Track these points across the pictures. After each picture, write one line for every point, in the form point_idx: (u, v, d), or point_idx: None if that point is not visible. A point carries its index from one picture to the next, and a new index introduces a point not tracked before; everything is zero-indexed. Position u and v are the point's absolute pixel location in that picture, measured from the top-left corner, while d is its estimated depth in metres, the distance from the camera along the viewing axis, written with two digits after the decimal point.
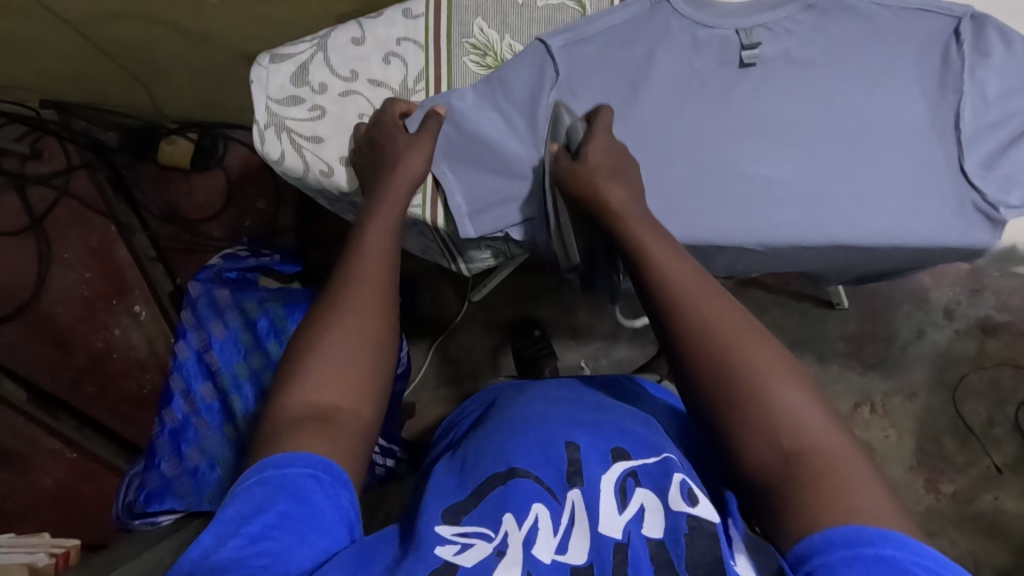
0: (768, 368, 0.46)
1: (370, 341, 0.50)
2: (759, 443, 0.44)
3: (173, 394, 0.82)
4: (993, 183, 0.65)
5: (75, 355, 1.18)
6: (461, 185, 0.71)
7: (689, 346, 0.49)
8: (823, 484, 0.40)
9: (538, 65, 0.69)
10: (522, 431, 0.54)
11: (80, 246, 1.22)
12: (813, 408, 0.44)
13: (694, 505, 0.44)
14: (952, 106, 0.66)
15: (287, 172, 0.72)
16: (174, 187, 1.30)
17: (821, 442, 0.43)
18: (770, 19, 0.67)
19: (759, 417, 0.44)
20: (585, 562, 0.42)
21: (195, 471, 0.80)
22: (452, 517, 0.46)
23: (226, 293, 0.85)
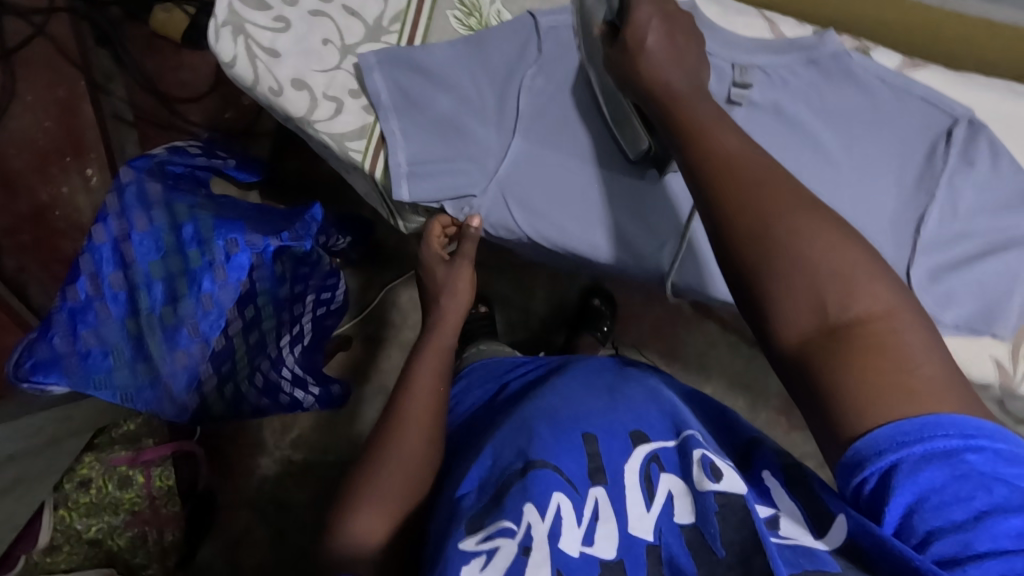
0: (808, 233, 0.41)
1: (402, 484, 0.54)
2: (802, 315, 0.40)
3: (79, 273, 0.80)
4: (932, 297, 0.63)
5: (18, 201, 1.14)
6: (409, 143, 0.67)
7: (730, 217, 0.43)
8: (869, 355, 0.38)
9: (524, 40, 0.68)
10: (535, 425, 0.53)
11: (45, 93, 1.16)
12: (872, 281, 0.40)
13: (720, 480, 0.44)
14: (920, 207, 0.63)
15: (236, 78, 0.66)
16: (162, 58, 1.26)
17: (877, 310, 0.39)
18: (768, 63, 0.63)
19: (803, 290, 0.40)
20: (615, 558, 0.44)
21: (87, 354, 0.80)
22: (475, 524, 0.46)
23: (159, 188, 0.81)
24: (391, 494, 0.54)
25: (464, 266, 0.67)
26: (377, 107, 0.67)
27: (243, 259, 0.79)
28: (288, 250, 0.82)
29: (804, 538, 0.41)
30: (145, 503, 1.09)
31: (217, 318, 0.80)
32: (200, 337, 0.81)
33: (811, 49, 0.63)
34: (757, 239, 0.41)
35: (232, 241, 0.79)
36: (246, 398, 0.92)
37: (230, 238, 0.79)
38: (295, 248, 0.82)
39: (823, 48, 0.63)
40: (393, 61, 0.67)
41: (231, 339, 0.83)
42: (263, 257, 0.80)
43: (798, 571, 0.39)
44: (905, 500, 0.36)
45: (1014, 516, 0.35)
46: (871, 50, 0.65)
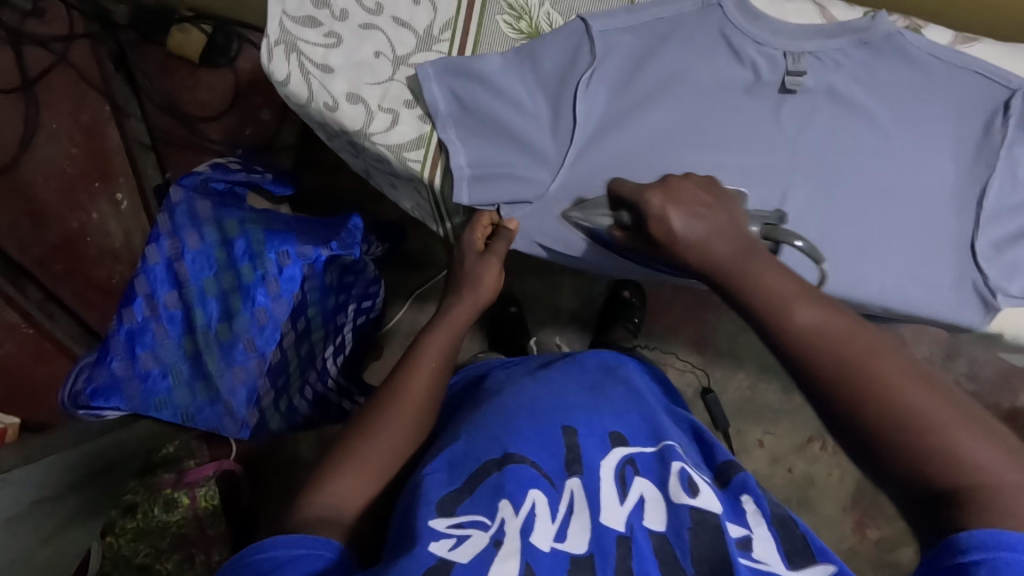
0: (908, 389, 0.42)
1: (391, 450, 0.54)
2: (917, 480, 0.42)
3: (135, 294, 0.81)
4: (998, 268, 0.67)
5: (46, 230, 1.15)
6: (467, 150, 0.69)
7: (823, 384, 0.44)
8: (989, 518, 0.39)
9: (574, 45, 0.67)
10: (517, 416, 0.57)
11: (68, 120, 1.17)
12: (984, 444, 0.41)
13: (694, 496, 0.51)
14: (980, 179, 0.66)
15: (290, 96, 0.68)
16: (179, 78, 1.24)
17: (988, 470, 0.40)
18: (823, 49, 0.65)
19: (913, 463, 0.41)
20: (585, 553, 0.47)
21: (146, 375, 0.80)
22: (447, 508, 0.48)
23: (208, 205, 0.82)
24: (378, 458, 0.53)
25: (491, 263, 0.66)
26: (433, 116, 0.69)
27: (294, 271, 0.80)
28: (337, 259, 0.83)
29: (776, 565, 0.47)
30: (191, 525, 1.05)
31: (272, 332, 0.81)
32: (256, 351, 0.81)
33: (862, 32, 0.64)
34: (858, 398, 0.43)
35: (284, 254, 0.79)
36: (298, 410, 0.92)
37: (281, 250, 0.79)
38: (344, 257, 0.83)
39: (874, 29, 0.64)
40: (450, 74, 0.68)
41: (288, 351, 0.83)
42: (314, 268, 0.81)
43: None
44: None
45: None
46: (922, 28, 0.66)
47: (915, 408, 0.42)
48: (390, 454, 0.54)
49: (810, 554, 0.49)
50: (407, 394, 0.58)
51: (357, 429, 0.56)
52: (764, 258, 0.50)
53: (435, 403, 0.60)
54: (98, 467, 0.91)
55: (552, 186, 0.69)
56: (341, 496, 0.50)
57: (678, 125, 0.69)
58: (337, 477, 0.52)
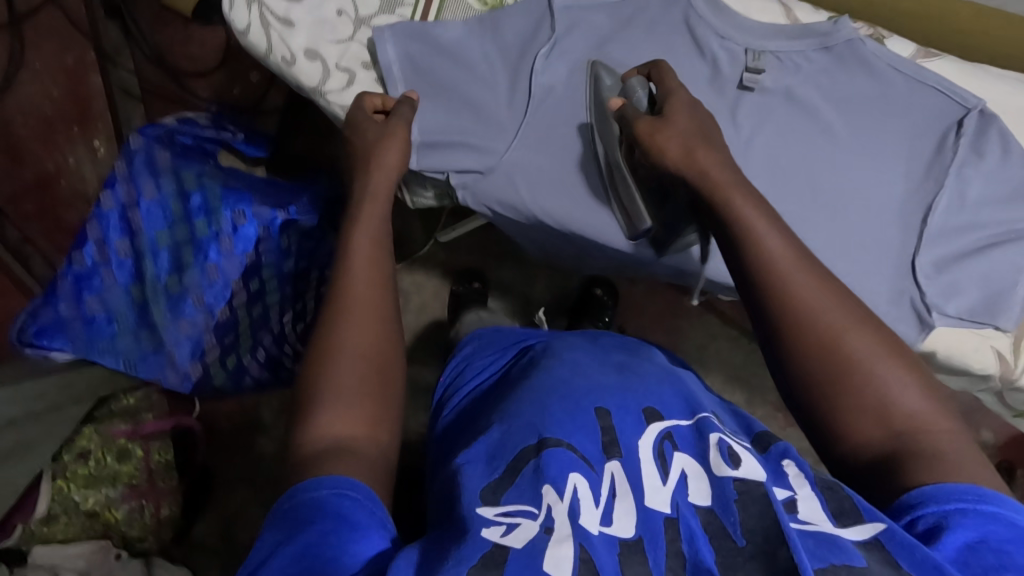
0: (860, 336, 0.49)
1: (369, 358, 0.53)
2: (868, 423, 0.47)
3: (86, 238, 0.80)
4: (939, 286, 0.71)
5: (24, 169, 1.16)
6: (419, 117, 0.70)
7: (800, 344, 0.49)
8: (927, 459, 0.45)
9: (536, 19, 0.71)
10: (549, 402, 0.53)
11: (53, 60, 1.18)
12: (919, 393, 0.47)
13: (738, 467, 0.45)
14: (928, 195, 0.71)
15: (250, 46, 0.69)
16: (170, 31, 1.21)
17: (920, 417, 0.46)
18: (784, 49, 0.71)
19: (866, 406, 0.47)
20: (633, 537, 0.43)
21: (90, 320, 0.80)
22: (490, 497, 0.46)
23: (167, 156, 0.80)
24: (360, 369, 0.52)
25: (391, 146, 0.63)
26: (388, 79, 0.69)
27: (250, 231, 0.81)
28: (294, 224, 0.83)
29: (824, 524, 0.41)
30: (141, 477, 1.10)
31: (222, 289, 0.82)
32: (204, 307, 0.82)
33: (826, 36, 0.70)
34: (824, 343, 0.49)
35: (240, 213, 0.80)
36: (247, 370, 0.87)
37: (238, 209, 0.80)
38: (301, 223, 0.83)
39: (837, 34, 0.70)
40: (411, 35, 0.70)
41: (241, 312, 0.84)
42: (270, 230, 0.82)
43: (823, 565, 0.38)
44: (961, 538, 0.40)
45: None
46: (885, 38, 0.72)
47: (867, 353, 0.48)
48: (370, 368, 0.53)
49: (859, 511, 0.42)
50: (354, 301, 0.55)
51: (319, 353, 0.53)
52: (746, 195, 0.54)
53: (388, 300, 0.57)
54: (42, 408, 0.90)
55: (506, 158, 0.70)
56: (341, 422, 0.50)
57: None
58: (332, 399, 0.50)
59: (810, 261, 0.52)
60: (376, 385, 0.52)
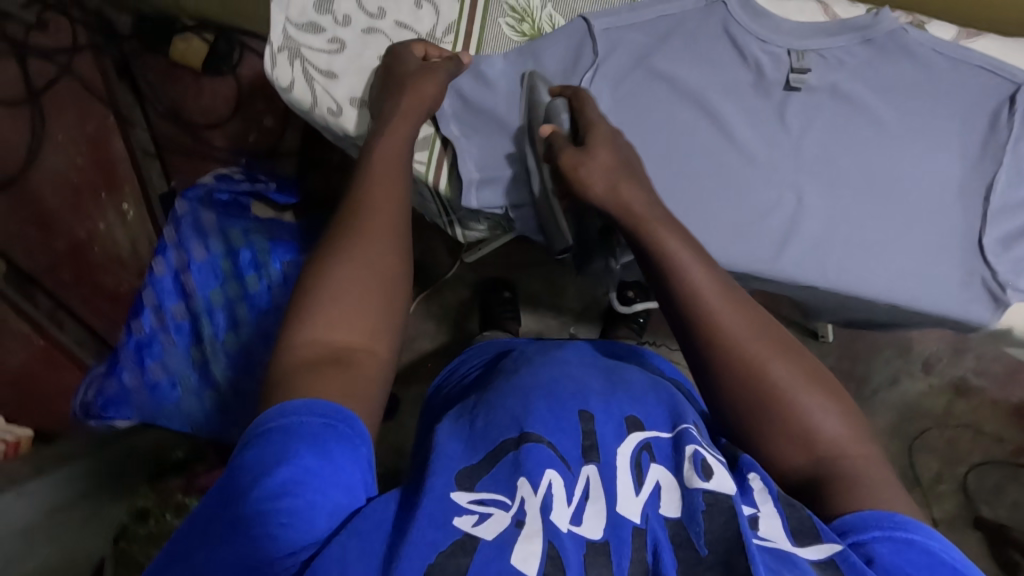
0: (780, 359, 0.50)
1: (372, 270, 0.52)
2: (794, 449, 0.48)
3: (144, 307, 0.82)
4: (1006, 264, 0.74)
5: (55, 239, 1.13)
6: (472, 152, 0.75)
7: (726, 373, 0.51)
8: (848, 484, 0.45)
9: (578, 42, 0.74)
10: (532, 397, 0.53)
11: (75, 129, 1.17)
12: (838, 418, 0.49)
13: (709, 479, 0.44)
14: (988, 172, 0.73)
15: (295, 102, 0.72)
16: (183, 86, 1.26)
17: (839, 440, 0.48)
18: (825, 46, 0.72)
19: (789, 430, 0.48)
20: (601, 539, 0.42)
21: (155, 385, 0.81)
22: (465, 482, 0.45)
23: (212, 216, 0.83)
24: (364, 279, 0.51)
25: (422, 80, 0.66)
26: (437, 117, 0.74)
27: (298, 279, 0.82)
28: None
29: (782, 542, 0.40)
30: None
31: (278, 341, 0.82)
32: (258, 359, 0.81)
33: (865, 29, 0.71)
34: (747, 367, 0.50)
35: (288, 264, 0.81)
36: None
37: (285, 260, 0.81)
38: None
39: (878, 26, 0.71)
40: (458, 82, 0.75)
41: None
42: None
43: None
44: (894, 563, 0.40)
45: None
46: (926, 24, 0.74)
47: (784, 374, 0.50)
48: (374, 275, 0.52)
49: (817, 532, 0.42)
50: (373, 205, 0.55)
51: (330, 248, 0.53)
52: (669, 222, 0.57)
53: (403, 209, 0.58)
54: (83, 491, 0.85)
55: None
56: (335, 329, 0.49)
57: (682, 121, 0.75)
58: (331, 301, 0.50)
59: (731, 290, 0.54)
60: (379, 299, 0.52)
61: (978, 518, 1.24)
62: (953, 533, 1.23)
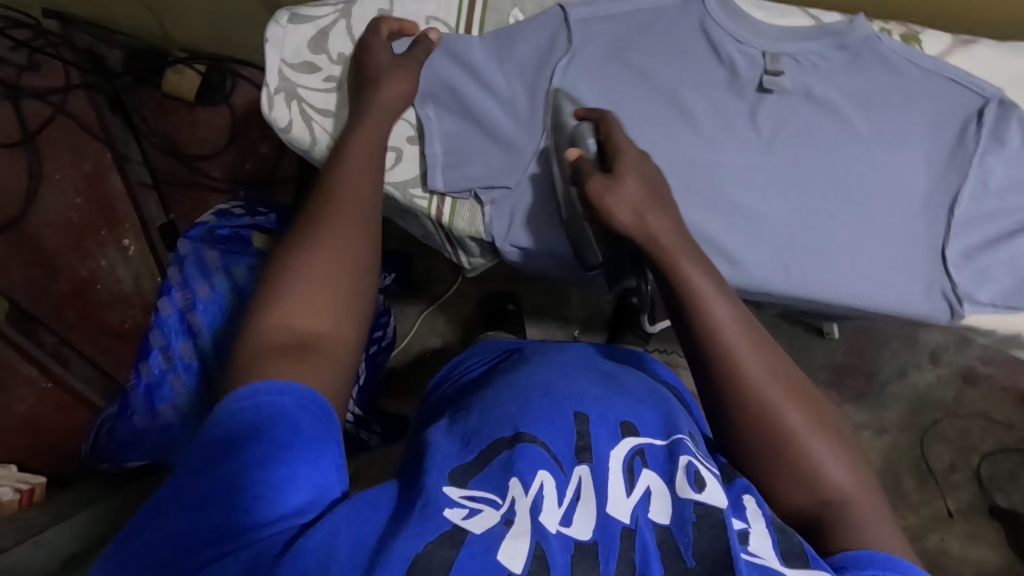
0: (794, 404, 0.50)
1: (352, 266, 0.51)
2: (799, 490, 0.48)
3: (152, 348, 0.84)
4: (969, 273, 0.75)
5: (58, 280, 1.14)
6: (442, 136, 0.77)
7: (741, 411, 0.50)
8: (852, 530, 0.45)
9: (552, 32, 0.75)
10: (529, 394, 0.54)
11: (72, 169, 1.18)
12: (846, 464, 0.49)
13: (701, 491, 0.45)
14: (954, 186, 0.74)
15: (292, 141, 0.76)
16: (177, 119, 1.26)
17: (845, 487, 0.48)
18: (800, 50, 0.72)
19: (797, 471, 0.48)
20: (590, 540, 0.42)
21: (165, 426, 0.81)
22: (459, 479, 0.46)
23: (215, 254, 0.85)
24: (337, 268, 0.50)
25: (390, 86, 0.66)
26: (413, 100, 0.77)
27: None
28: None
29: (772, 561, 0.41)
30: None
31: None
32: None
33: (840, 35, 0.71)
34: (761, 408, 0.50)
35: None
36: None
37: None
38: None
39: (852, 33, 0.70)
40: (438, 77, 0.76)
41: None
42: None
43: None
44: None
45: None
46: (918, 35, 0.73)
47: (797, 418, 0.49)
48: (343, 273, 0.50)
49: (807, 557, 0.42)
50: (342, 204, 0.54)
51: (296, 240, 0.52)
52: (690, 257, 0.55)
53: (372, 205, 0.56)
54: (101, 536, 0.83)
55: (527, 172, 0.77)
56: (303, 317, 0.47)
57: (653, 114, 0.75)
58: (296, 296, 0.48)
59: (752, 327, 0.53)
60: (348, 289, 0.50)
61: (992, 507, 1.23)
62: (971, 523, 1.22)
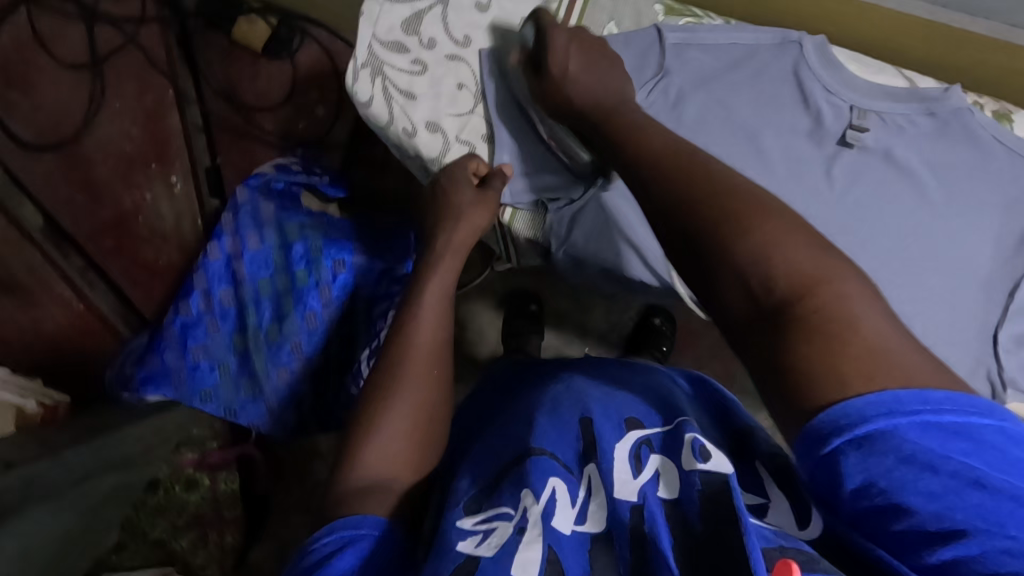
0: (735, 207, 0.45)
1: (421, 408, 0.54)
2: (736, 299, 0.42)
3: (194, 289, 0.88)
4: (1017, 361, 0.75)
5: (101, 207, 1.15)
6: (511, 147, 0.78)
7: (679, 215, 0.47)
8: (804, 332, 0.39)
9: (647, 47, 0.76)
10: (536, 416, 0.52)
11: (132, 101, 1.18)
12: (803, 253, 0.42)
13: (706, 461, 0.44)
14: (1018, 270, 0.74)
15: (371, 116, 0.77)
16: (240, 67, 1.24)
17: (802, 284, 0.41)
18: (887, 111, 0.74)
19: (734, 274, 0.42)
20: (603, 531, 0.43)
21: (195, 367, 0.86)
22: (473, 507, 0.47)
23: (271, 208, 0.88)
24: (414, 417, 0.53)
25: (465, 189, 0.71)
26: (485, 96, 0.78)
27: (346, 278, 0.87)
28: (388, 271, 0.88)
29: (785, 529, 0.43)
30: (208, 505, 1.10)
31: (319, 336, 0.87)
32: (302, 353, 0.87)
33: (933, 102, 0.73)
34: (685, 222, 0.46)
35: (340, 262, 0.86)
36: (335, 413, 0.91)
37: (338, 258, 0.86)
38: (396, 269, 0.89)
39: (945, 101, 0.73)
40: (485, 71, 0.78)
41: (329, 358, 0.89)
42: (366, 276, 0.88)
43: (770, 544, 0.40)
44: (856, 477, 0.36)
45: (958, 496, 0.35)
46: (1011, 113, 0.76)
47: (733, 217, 0.44)
48: (414, 411, 0.54)
49: (821, 441, 0.37)
50: (416, 344, 0.58)
51: (371, 392, 0.55)
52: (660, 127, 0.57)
53: (443, 343, 0.60)
54: (113, 459, 0.85)
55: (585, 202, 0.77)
56: (382, 461, 0.51)
57: (733, 150, 0.74)
58: (371, 447, 0.51)
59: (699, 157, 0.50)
60: (421, 429, 0.53)
61: None
62: None
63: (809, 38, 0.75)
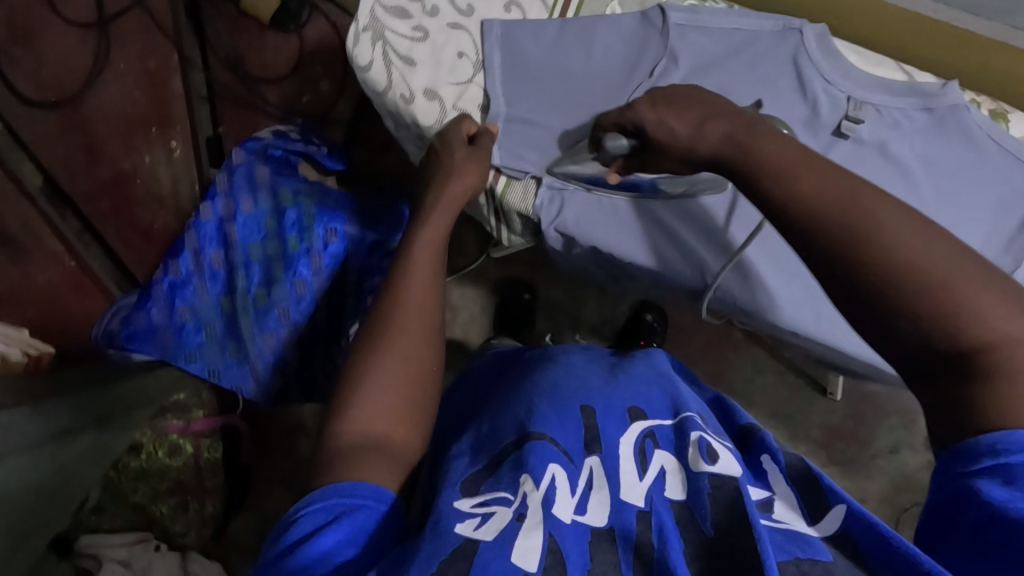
0: (912, 234, 0.40)
1: (407, 375, 0.53)
2: (904, 343, 0.40)
3: (184, 249, 0.88)
4: None
5: (99, 167, 1.15)
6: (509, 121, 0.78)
7: (835, 237, 0.41)
8: (992, 387, 0.37)
9: (642, 35, 0.78)
10: (537, 400, 0.52)
11: (136, 62, 1.18)
12: (992, 300, 0.38)
13: (714, 463, 0.45)
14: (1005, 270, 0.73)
15: (368, 80, 0.77)
16: (247, 36, 1.23)
17: (990, 336, 0.38)
18: (882, 104, 0.74)
19: (916, 318, 0.39)
20: (604, 526, 0.43)
21: (182, 327, 0.87)
22: (470, 487, 0.45)
23: (266, 171, 0.88)
24: (395, 376, 0.53)
25: (458, 152, 0.71)
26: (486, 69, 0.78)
27: (338, 248, 0.87)
28: (380, 244, 0.89)
29: (796, 522, 0.42)
30: (190, 472, 1.09)
31: (308, 304, 0.87)
32: (290, 320, 0.87)
33: (929, 97, 0.73)
34: (863, 254, 0.40)
35: (332, 231, 0.86)
36: (320, 382, 0.91)
37: (330, 227, 0.86)
38: (387, 242, 0.89)
39: (942, 97, 0.73)
40: (492, 43, 0.79)
41: (317, 327, 0.89)
42: (358, 247, 0.88)
43: (787, 558, 0.39)
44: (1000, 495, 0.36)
45: None
46: (1007, 114, 0.75)
47: (911, 252, 0.40)
48: (395, 374, 0.53)
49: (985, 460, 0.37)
50: (405, 301, 0.57)
51: (356, 353, 0.55)
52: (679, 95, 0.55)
53: (432, 308, 0.59)
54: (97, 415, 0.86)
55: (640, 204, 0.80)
56: (367, 424, 0.50)
57: None
58: (354, 405, 0.51)
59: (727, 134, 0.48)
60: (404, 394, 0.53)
61: None
62: None
63: (810, 26, 0.75)
